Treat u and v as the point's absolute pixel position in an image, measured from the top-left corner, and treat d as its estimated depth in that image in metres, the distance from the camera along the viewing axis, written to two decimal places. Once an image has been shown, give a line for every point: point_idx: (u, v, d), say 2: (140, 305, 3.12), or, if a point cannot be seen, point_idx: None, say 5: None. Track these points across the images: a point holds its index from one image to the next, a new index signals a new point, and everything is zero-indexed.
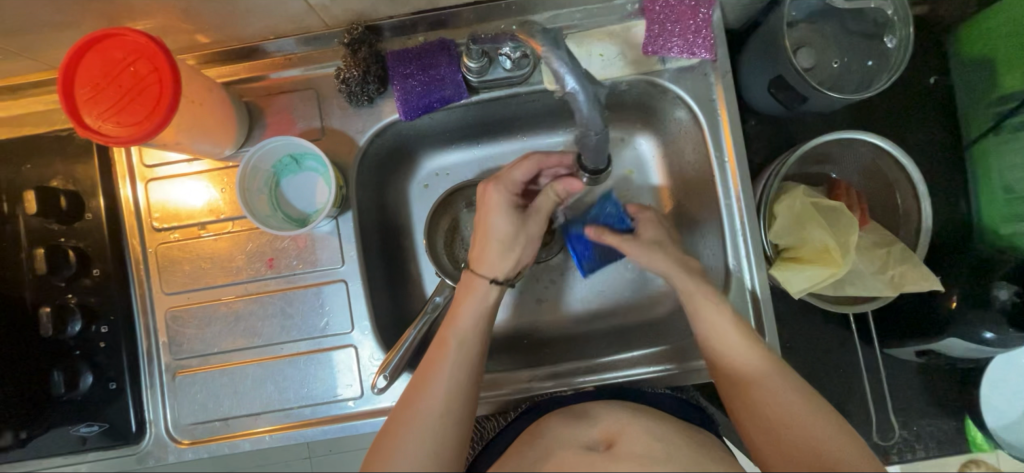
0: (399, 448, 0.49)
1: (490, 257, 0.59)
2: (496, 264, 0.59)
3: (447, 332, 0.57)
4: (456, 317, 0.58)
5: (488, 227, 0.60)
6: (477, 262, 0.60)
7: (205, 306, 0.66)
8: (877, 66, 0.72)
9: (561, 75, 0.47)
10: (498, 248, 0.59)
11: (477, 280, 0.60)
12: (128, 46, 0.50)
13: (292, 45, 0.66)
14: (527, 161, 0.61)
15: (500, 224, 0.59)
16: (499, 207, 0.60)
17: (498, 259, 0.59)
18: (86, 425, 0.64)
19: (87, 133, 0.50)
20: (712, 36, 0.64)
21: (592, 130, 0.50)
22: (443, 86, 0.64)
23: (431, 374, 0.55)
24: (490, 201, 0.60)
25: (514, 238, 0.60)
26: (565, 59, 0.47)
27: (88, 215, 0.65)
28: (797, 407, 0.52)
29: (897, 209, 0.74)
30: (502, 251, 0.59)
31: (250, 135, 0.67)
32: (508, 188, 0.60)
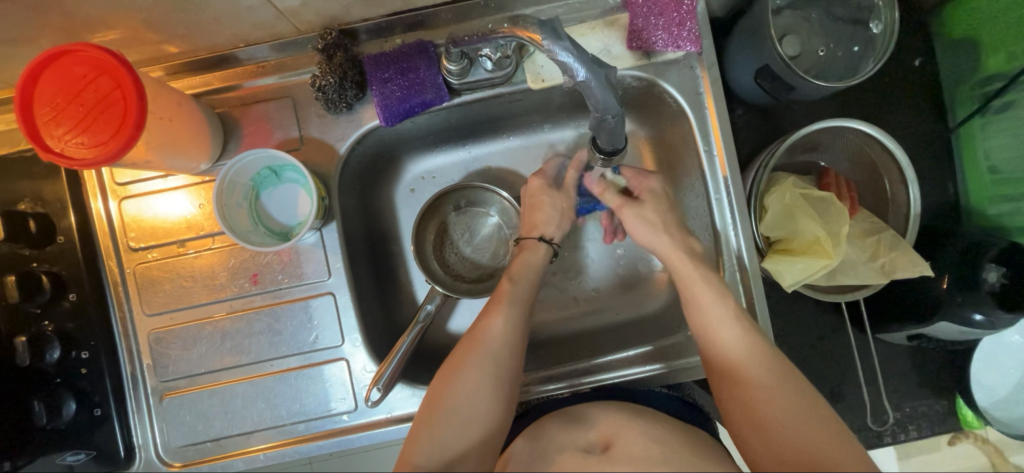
0: (452, 397, 0.53)
1: (542, 220, 0.68)
2: (550, 227, 0.68)
3: (497, 296, 0.61)
4: (504, 285, 0.62)
5: (537, 201, 0.68)
6: (533, 226, 0.68)
7: (189, 326, 0.65)
8: (863, 51, 0.71)
9: (570, 67, 0.48)
10: (552, 215, 0.68)
11: (531, 243, 0.67)
12: (87, 62, 0.48)
13: (264, 52, 0.63)
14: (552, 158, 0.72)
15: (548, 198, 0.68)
16: (541, 188, 0.69)
17: (553, 224, 0.68)
18: (73, 454, 0.62)
19: (50, 156, 0.48)
20: (697, 27, 0.63)
21: (609, 113, 0.51)
22: (424, 89, 0.62)
23: (482, 336, 0.57)
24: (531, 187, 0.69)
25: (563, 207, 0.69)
26: (571, 50, 0.48)
27: (60, 237, 0.62)
28: (784, 396, 0.51)
29: (885, 196, 0.74)
30: (557, 217, 0.68)
31: (225, 148, 0.64)
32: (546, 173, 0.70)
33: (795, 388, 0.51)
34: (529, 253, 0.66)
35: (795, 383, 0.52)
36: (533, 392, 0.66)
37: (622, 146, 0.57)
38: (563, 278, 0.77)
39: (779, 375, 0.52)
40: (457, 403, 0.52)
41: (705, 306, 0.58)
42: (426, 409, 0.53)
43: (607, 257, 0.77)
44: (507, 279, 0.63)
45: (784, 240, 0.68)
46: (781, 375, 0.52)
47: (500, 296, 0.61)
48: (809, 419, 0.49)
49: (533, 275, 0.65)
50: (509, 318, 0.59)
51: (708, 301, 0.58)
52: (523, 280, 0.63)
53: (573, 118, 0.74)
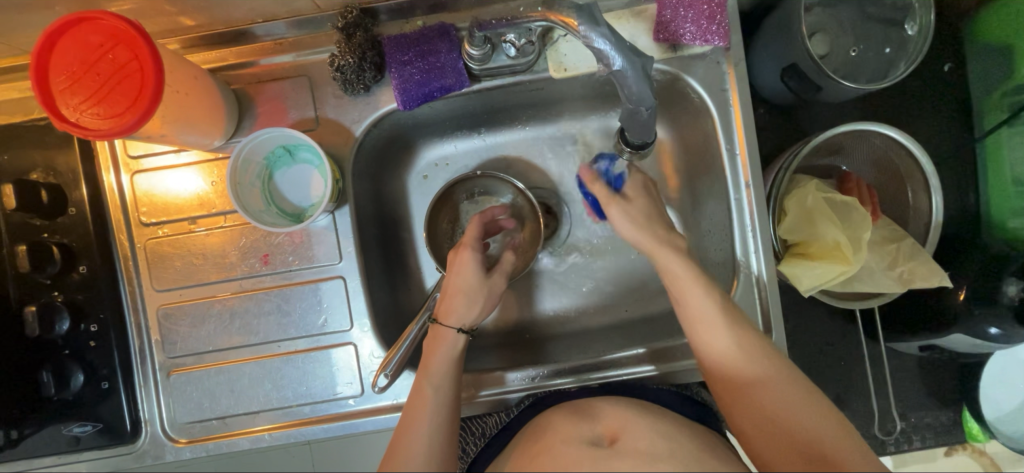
0: (418, 426, 0.53)
1: (458, 309, 0.59)
2: (464, 314, 0.59)
3: (413, 405, 0.54)
4: (422, 391, 0.55)
5: (454, 282, 0.60)
6: (443, 316, 0.59)
7: (197, 304, 0.64)
8: (895, 54, 0.69)
9: (604, 53, 0.47)
10: (464, 299, 0.60)
11: (444, 332, 0.59)
12: (104, 30, 0.47)
13: (282, 29, 0.62)
14: (476, 220, 0.65)
15: (466, 277, 0.60)
16: (467, 264, 0.61)
17: (466, 309, 0.59)
18: (80, 425, 0.62)
19: (63, 125, 0.47)
20: (727, 21, 0.61)
21: (642, 105, 0.50)
22: (444, 74, 0.60)
23: (399, 457, 0.50)
24: (458, 259, 0.62)
25: (480, 290, 0.61)
26: (608, 37, 0.46)
27: (72, 208, 0.62)
28: (790, 398, 0.50)
29: (906, 204, 0.72)
30: (468, 302, 0.60)
31: (240, 126, 0.63)
32: (474, 245, 0.62)
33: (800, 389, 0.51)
34: (441, 346, 0.58)
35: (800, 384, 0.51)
36: (499, 391, 0.66)
37: (651, 141, 0.56)
38: (572, 274, 0.76)
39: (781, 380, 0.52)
40: (423, 441, 0.52)
41: (699, 329, 0.56)
42: (395, 439, 0.53)
43: (618, 254, 0.76)
44: (424, 381, 0.56)
45: (802, 244, 0.67)
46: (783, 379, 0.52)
47: (416, 408, 0.54)
48: (820, 420, 0.49)
49: (456, 372, 0.57)
50: (427, 431, 0.52)
51: (707, 319, 0.55)
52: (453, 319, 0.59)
53: (593, 110, 0.73)
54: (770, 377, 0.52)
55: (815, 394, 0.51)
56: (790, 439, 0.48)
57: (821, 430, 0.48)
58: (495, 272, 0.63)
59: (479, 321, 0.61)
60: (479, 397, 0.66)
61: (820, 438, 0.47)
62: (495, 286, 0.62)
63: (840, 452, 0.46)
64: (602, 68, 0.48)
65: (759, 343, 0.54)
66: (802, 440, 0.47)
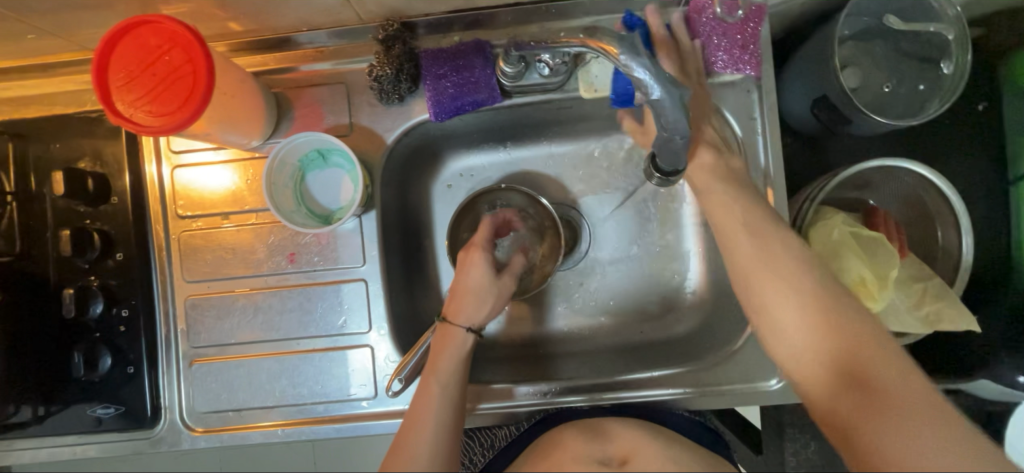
0: (423, 422, 0.53)
1: (468, 308, 0.61)
2: (473, 314, 0.61)
3: (420, 403, 0.55)
4: (428, 388, 0.56)
5: (463, 282, 0.62)
6: (452, 313, 0.61)
7: (222, 297, 0.66)
8: (929, 91, 0.69)
9: (644, 83, 0.46)
10: (473, 299, 0.61)
11: (452, 330, 0.60)
12: (163, 33, 0.50)
13: (324, 38, 0.65)
14: (486, 224, 0.68)
15: (477, 278, 0.62)
16: (478, 264, 0.63)
17: (475, 309, 0.61)
18: (104, 407, 0.64)
19: (117, 120, 0.49)
20: (759, 50, 0.61)
21: (678, 134, 0.49)
22: (477, 89, 0.62)
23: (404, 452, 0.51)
24: (469, 258, 0.64)
25: (490, 291, 0.62)
26: (649, 67, 0.46)
27: (114, 198, 0.65)
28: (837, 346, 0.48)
29: (934, 243, 0.71)
30: (478, 302, 0.62)
31: (277, 128, 0.66)
32: (485, 246, 0.65)
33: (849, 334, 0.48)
34: (451, 343, 0.59)
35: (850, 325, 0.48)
36: (509, 404, 0.66)
37: (683, 170, 0.56)
38: (588, 289, 0.76)
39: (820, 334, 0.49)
40: (426, 439, 0.52)
41: (766, 310, 0.52)
42: (400, 434, 0.53)
43: (637, 274, 0.76)
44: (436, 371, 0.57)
45: None
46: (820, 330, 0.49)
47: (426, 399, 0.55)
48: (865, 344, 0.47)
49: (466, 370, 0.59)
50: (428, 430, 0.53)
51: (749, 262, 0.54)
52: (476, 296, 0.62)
53: (618, 130, 0.74)
54: (818, 337, 0.49)
55: (870, 324, 0.48)
56: (846, 391, 0.46)
57: (876, 368, 0.46)
58: (505, 273, 0.65)
59: (485, 319, 0.62)
60: (489, 410, 0.66)
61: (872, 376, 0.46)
62: (504, 286, 0.64)
63: (899, 387, 0.45)
64: (641, 97, 0.47)
65: (807, 274, 0.51)
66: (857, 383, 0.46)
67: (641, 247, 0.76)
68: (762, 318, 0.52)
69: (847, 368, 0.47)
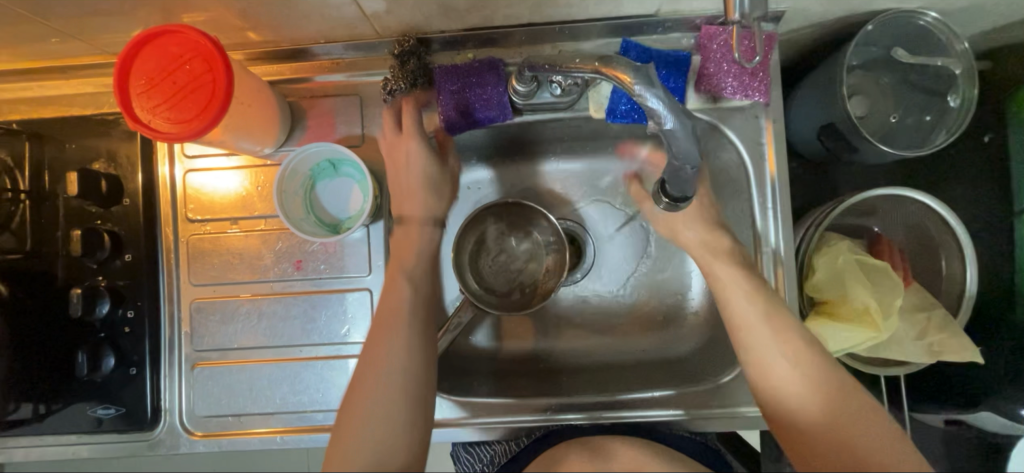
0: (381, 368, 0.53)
1: (422, 198, 0.63)
2: (433, 204, 0.63)
3: (375, 354, 0.54)
4: (393, 327, 0.55)
5: (409, 179, 0.62)
6: (402, 208, 0.63)
7: (228, 301, 0.67)
8: (935, 122, 0.70)
9: (659, 113, 0.46)
10: (430, 191, 0.63)
11: (415, 229, 0.62)
12: (185, 42, 0.51)
13: (340, 50, 0.66)
14: (409, 106, 0.62)
15: (421, 169, 0.62)
16: (415, 155, 0.62)
17: (433, 200, 0.64)
18: (104, 407, 0.64)
19: (136, 126, 0.50)
20: (769, 78, 0.62)
21: (688, 163, 0.50)
22: (489, 106, 0.63)
23: (360, 406, 0.51)
24: (404, 153, 0.62)
25: (440, 178, 0.64)
26: (662, 98, 0.45)
27: (126, 199, 0.65)
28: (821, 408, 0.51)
29: (939, 272, 0.71)
30: (434, 194, 0.64)
31: (291, 136, 0.66)
32: (418, 134, 0.62)
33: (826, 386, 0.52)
34: (411, 236, 0.62)
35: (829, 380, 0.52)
36: (510, 420, 0.66)
37: (691, 195, 0.56)
38: (592, 305, 0.76)
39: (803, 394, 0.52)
40: (379, 390, 0.52)
41: (762, 359, 0.55)
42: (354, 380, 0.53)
43: (641, 293, 0.76)
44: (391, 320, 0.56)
45: (830, 303, 0.66)
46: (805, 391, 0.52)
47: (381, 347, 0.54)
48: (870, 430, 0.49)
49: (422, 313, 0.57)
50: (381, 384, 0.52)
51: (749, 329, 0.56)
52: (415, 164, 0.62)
53: (626, 150, 0.75)
54: (804, 393, 0.52)
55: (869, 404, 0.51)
56: (829, 454, 0.49)
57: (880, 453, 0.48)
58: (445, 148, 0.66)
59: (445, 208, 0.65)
60: (489, 424, 0.66)
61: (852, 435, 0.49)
62: (451, 172, 0.66)
63: (875, 443, 0.48)
64: (653, 126, 0.47)
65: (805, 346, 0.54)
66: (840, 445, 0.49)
67: (646, 266, 0.76)
68: (759, 369, 0.55)
69: (829, 426, 0.50)
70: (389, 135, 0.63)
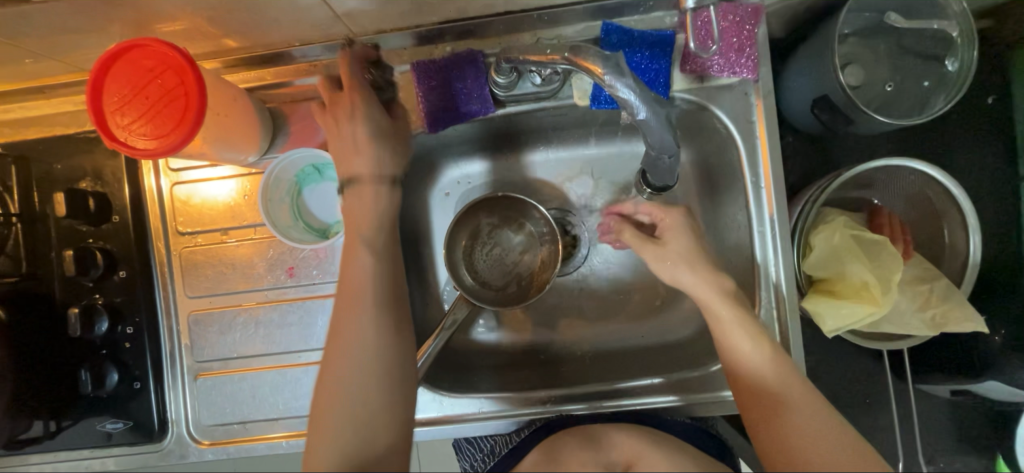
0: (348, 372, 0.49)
1: (375, 142, 0.56)
2: (387, 155, 0.57)
3: (337, 368, 0.49)
4: (354, 320, 0.51)
5: (354, 134, 0.56)
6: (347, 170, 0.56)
7: (225, 311, 0.67)
8: (934, 87, 0.67)
9: (629, 102, 0.46)
10: (379, 138, 0.57)
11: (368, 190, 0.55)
12: (154, 56, 0.50)
13: (317, 51, 0.64)
14: (348, 57, 0.58)
15: (370, 123, 0.56)
16: (359, 108, 0.56)
17: (382, 146, 0.57)
18: (112, 422, 0.65)
19: (113, 144, 0.50)
20: (757, 53, 0.60)
21: (665, 152, 0.51)
22: (470, 100, 0.62)
23: (327, 424, 0.48)
24: (346, 108, 0.56)
25: (389, 127, 0.58)
26: (633, 87, 0.45)
27: (115, 216, 0.65)
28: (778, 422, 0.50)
29: (941, 242, 0.70)
30: (382, 141, 0.57)
31: (273, 142, 0.66)
32: (359, 86, 0.57)
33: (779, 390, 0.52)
34: (364, 200, 0.55)
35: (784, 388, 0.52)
36: (512, 413, 0.66)
37: (671, 184, 0.57)
38: (589, 295, 0.76)
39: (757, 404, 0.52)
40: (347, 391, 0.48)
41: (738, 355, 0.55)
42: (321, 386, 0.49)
43: (638, 281, 0.75)
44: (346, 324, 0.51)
45: (828, 280, 0.65)
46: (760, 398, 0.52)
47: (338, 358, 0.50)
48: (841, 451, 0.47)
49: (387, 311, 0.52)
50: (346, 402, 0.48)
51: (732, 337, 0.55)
52: (371, 121, 0.56)
53: (617, 136, 0.73)
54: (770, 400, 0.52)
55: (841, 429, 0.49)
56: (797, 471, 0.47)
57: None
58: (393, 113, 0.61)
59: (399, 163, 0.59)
60: (491, 418, 0.66)
61: (807, 452, 0.47)
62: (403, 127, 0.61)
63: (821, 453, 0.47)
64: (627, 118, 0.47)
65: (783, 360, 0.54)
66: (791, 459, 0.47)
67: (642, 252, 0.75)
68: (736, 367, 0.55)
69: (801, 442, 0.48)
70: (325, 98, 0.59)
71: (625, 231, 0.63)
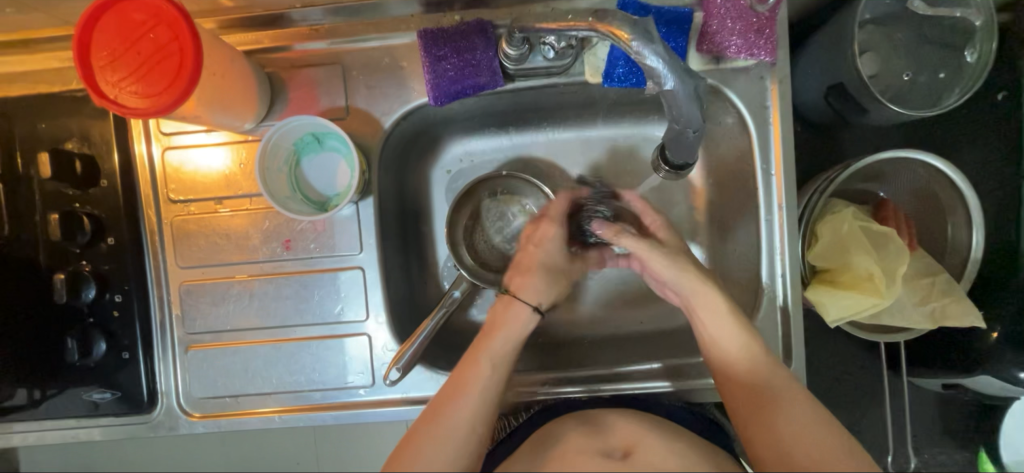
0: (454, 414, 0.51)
1: (535, 285, 0.62)
2: (540, 292, 0.62)
3: (444, 411, 0.51)
4: (478, 364, 0.54)
5: (535, 256, 0.65)
6: (518, 290, 0.62)
7: (218, 283, 0.65)
8: (950, 80, 0.66)
9: (658, 71, 0.46)
10: (544, 277, 0.63)
11: (518, 306, 0.60)
12: (147, 8, 0.47)
13: (319, 15, 0.62)
14: (564, 196, 0.67)
15: (549, 253, 0.65)
16: (551, 239, 0.65)
17: (543, 288, 0.63)
18: (100, 392, 0.64)
19: (102, 102, 0.47)
20: (776, 35, 0.58)
21: (690, 126, 0.49)
22: (479, 72, 0.59)
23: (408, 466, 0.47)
24: (542, 231, 0.66)
25: (562, 271, 0.66)
26: (662, 54, 0.45)
27: (103, 181, 0.63)
28: (767, 418, 0.49)
29: (945, 237, 0.70)
30: (550, 281, 0.64)
31: (271, 109, 0.63)
32: (559, 220, 0.66)
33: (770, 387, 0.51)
34: (508, 311, 0.59)
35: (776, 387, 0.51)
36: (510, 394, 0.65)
37: (693, 162, 0.56)
38: (590, 279, 0.75)
39: (746, 401, 0.52)
40: (445, 432, 0.49)
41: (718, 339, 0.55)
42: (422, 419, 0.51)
43: None
44: (466, 380, 0.53)
45: (832, 271, 0.65)
46: (751, 394, 0.52)
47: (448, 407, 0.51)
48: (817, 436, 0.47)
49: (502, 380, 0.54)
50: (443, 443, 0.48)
51: (719, 322, 0.56)
52: (548, 245, 0.65)
53: (626, 118, 0.72)
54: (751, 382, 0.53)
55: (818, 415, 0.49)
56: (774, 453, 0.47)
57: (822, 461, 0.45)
58: (546, 219, 0.66)
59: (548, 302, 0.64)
60: None
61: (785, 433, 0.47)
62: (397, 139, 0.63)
63: (797, 435, 0.47)
64: (653, 87, 0.47)
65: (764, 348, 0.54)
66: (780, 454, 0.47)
67: None
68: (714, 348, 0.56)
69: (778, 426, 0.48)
70: (540, 214, 0.68)
71: (625, 234, 0.62)
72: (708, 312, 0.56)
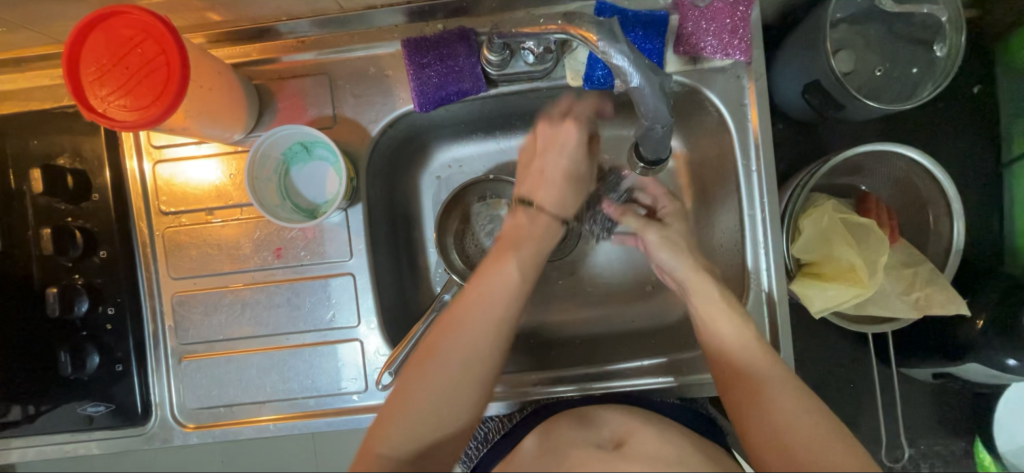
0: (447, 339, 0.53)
1: (552, 191, 0.61)
2: (562, 202, 0.62)
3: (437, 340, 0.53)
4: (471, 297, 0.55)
5: (551, 166, 0.61)
6: (539, 196, 0.61)
7: (211, 293, 0.66)
8: (922, 74, 0.68)
9: (625, 70, 0.47)
10: (562, 185, 0.62)
11: (538, 216, 0.60)
12: (135, 25, 0.48)
13: (305, 27, 0.63)
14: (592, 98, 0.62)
15: (568, 162, 0.61)
16: (567, 146, 0.61)
17: (565, 198, 0.62)
18: (94, 405, 0.64)
19: (91, 115, 0.48)
20: (750, 34, 0.60)
21: (658, 122, 0.50)
22: (462, 78, 0.61)
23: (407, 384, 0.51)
24: (557, 137, 0.61)
25: (581, 175, 0.63)
26: (627, 53, 0.47)
27: (95, 195, 0.64)
28: (765, 420, 0.49)
29: (927, 228, 0.71)
30: (567, 190, 0.62)
31: (259, 120, 0.64)
32: (579, 123, 0.61)
33: (760, 381, 0.52)
34: (529, 222, 0.60)
35: (767, 379, 0.52)
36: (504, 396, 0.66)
37: (665, 157, 0.56)
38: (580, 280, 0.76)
39: (741, 391, 0.52)
40: (433, 356, 0.52)
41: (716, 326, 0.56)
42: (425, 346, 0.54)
43: (629, 265, 0.75)
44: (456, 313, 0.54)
45: (815, 264, 0.66)
46: (747, 384, 0.52)
47: (444, 347, 0.52)
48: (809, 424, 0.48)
49: (500, 310, 0.54)
50: (432, 373, 0.51)
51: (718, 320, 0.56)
52: (564, 155, 0.61)
53: (609, 120, 0.73)
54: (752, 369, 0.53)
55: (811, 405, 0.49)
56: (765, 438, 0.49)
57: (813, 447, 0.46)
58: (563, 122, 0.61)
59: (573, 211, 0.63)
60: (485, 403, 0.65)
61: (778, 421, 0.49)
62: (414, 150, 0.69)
63: (790, 423, 0.48)
64: (620, 84, 0.48)
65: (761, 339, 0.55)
66: (784, 456, 0.47)
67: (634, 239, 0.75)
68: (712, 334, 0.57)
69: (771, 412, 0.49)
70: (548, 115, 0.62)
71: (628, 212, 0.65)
72: (702, 299, 0.58)
